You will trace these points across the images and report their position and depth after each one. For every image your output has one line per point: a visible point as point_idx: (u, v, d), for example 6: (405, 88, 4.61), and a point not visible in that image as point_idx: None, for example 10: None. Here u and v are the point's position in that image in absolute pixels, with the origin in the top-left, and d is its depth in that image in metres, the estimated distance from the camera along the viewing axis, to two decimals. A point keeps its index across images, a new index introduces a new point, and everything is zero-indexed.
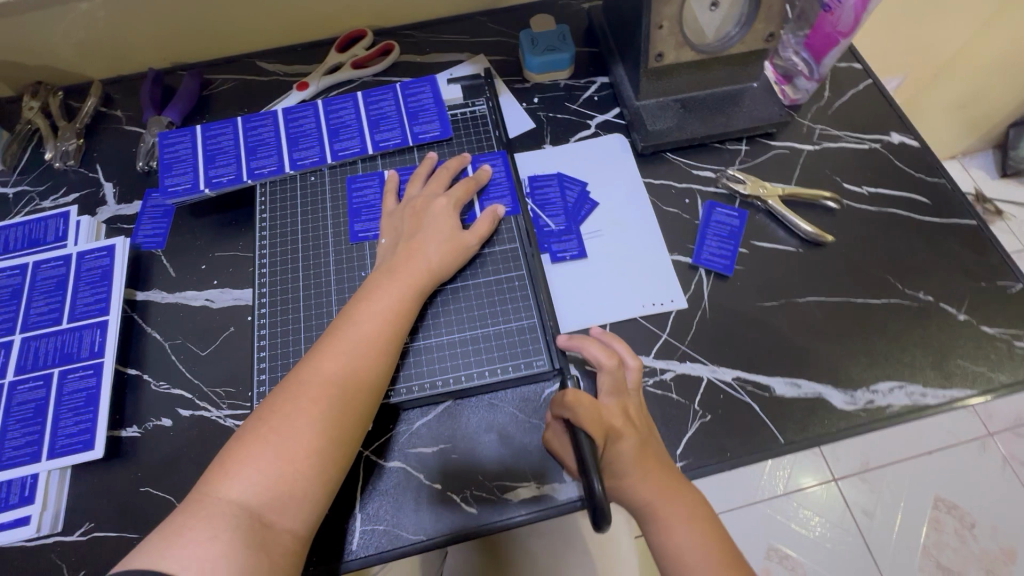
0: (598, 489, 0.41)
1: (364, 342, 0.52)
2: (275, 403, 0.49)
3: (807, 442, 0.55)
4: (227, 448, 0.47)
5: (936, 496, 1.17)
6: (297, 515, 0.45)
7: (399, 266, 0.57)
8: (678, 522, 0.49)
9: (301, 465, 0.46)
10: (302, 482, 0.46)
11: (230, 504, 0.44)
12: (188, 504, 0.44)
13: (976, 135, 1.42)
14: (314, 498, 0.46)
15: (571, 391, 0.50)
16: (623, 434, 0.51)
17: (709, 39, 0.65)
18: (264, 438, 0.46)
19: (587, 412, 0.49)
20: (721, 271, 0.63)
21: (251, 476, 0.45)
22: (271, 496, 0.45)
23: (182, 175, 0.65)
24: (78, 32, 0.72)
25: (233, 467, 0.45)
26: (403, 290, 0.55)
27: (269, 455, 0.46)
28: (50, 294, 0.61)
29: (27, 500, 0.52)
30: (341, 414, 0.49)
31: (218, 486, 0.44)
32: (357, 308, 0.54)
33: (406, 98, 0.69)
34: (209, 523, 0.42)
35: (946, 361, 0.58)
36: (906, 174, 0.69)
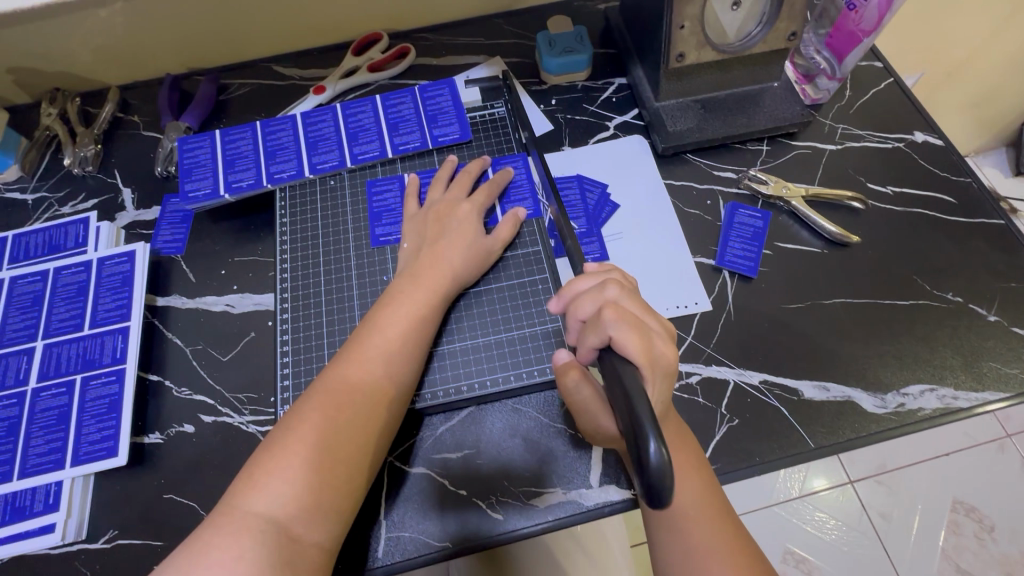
0: (656, 450, 0.34)
1: (390, 347, 0.52)
2: (300, 411, 0.48)
3: (837, 446, 0.54)
4: (255, 457, 0.46)
5: (955, 499, 1.16)
6: (324, 527, 0.45)
7: (422, 271, 0.56)
8: (686, 473, 0.48)
9: (327, 475, 0.46)
10: (329, 493, 0.45)
11: (256, 518, 0.43)
12: (216, 517, 0.43)
13: (990, 133, 1.41)
14: (341, 508, 0.46)
15: (608, 314, 0.44)
16: (666, 372, 0.45)
17: (731, 39, 0.65)
18: (291, 447, 0.46)
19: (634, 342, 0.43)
20: (745, 273, 0.62)
21: (278, 488, 0.44)
22: (299, 507, 0.44)
23: (202, 180, 0.65)
24: (96, 37, 0.72)
25: (261, 477, 0.45)
26: (427, 295, 0.55)
27: (296, 465, 0.45)
28: (71, 300, 0.61)
29: (51, 508, 0.52)
30: (368, 421, 0.49)
31: (246, 498, 0.44)
32: (382, 314, 0.54)
33: (424, 101, 0.69)
34: (237, 536, 0.42)
35: (977, 363, 0.57)
36: (931, 174, 0.68)
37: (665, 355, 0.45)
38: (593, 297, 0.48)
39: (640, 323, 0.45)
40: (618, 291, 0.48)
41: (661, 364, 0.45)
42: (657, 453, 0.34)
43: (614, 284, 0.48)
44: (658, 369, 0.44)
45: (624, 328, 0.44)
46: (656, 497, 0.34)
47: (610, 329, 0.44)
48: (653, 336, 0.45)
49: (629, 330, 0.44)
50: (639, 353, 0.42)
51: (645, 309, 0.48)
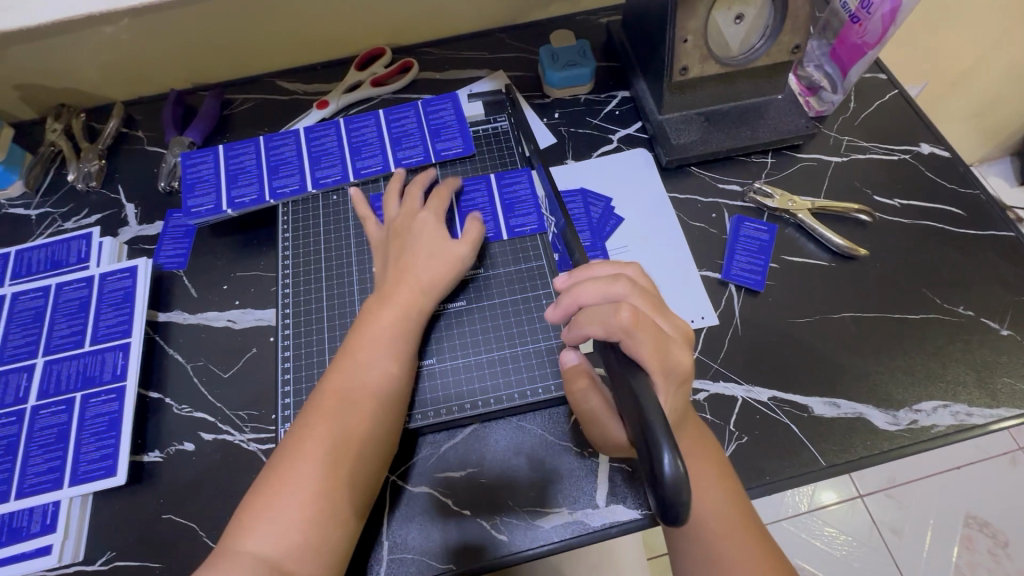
0: (674, 467, 0.33)
1: (367, 371, 0.51)
2: (283, 450, 0.48)
3: (849, 465, 0.53)
4: (246, 499, 0.46)
5: (968, 513, 1.13)
6: (318, 559, 0.44)
7: (393, 290, 0.55)
8: (709, 486, 0.46)
9: (315, 510, 0.45)
10: (320, 524, 0.45)
11: (251, 557, 0.43)
12: (214, 558, 0.43)
13: (995, 142, 1.40)
14: (334, 539, 0.45)
15: (623, 312, 0.43)
16: (681, 373, 0.45)
17: (734, 51, 0.65)
18: (277, 487, 0.45)
19: (648, 340, 0.43)
20: (752, 287, 0.62)
21: (269, 525, 0.44)
22: (291, 543, 0.43)
23: (204, 195, 0.65)
24: (102, 53, 0.73)
25: (253, 518, 0.44)
26: (397, 313, 0.54)
27: (283, 504, 0.45)
28: (72, 316, 0.60)
29: (49, 528, 0.51)
30: (353, 447, 0.48)
31: (241, 538, 0.44)
32: (358, 340, 0.53)
33: (427, 115, 0.69)
34: (232, 572, 0.42)
35: (991, 378, 0.56)
36: (939, 185, 0.67)
37: (681, 361, 0.45)
38: (601, 289, 0.46)
39: (653, 321, 0.45)
40: (628, 286, 0.47)
41: (675, 372, 0.44)
42: (671, 464, 0.33)
43: (624, 279, 0.47)
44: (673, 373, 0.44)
45: (637, 325, 0.43)
46: (671, 512, 0.33)
47: (622, 321, 0.43)
48: (667, 336, 0.45)
49: (643, 329, 0.43)
50: (649, 351, 0.42)
51: (657, 305, 0.47)
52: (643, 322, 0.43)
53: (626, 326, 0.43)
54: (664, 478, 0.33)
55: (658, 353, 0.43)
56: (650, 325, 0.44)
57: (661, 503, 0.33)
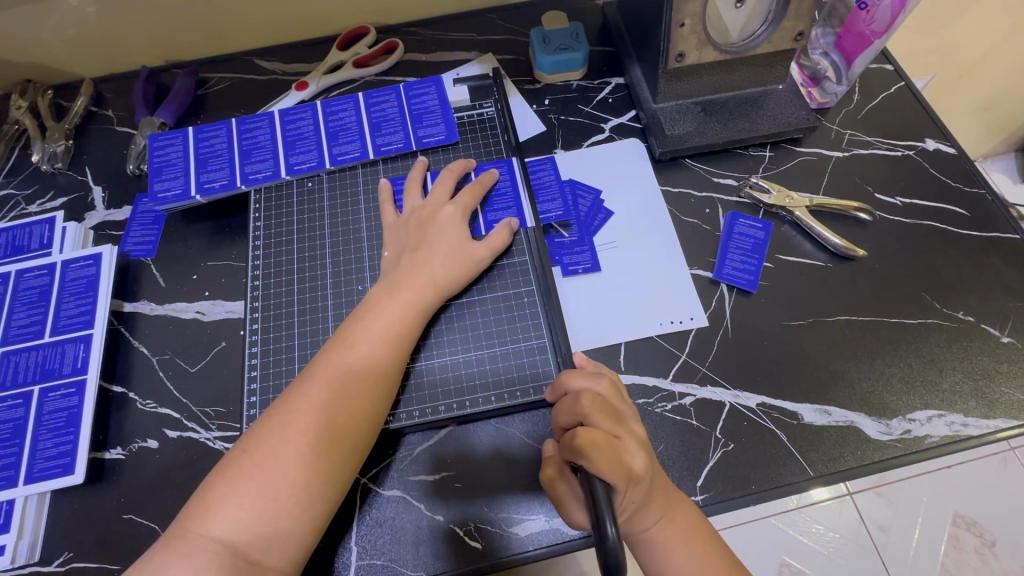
0: (613, 534, 0.35)
1: (360, 368, 0.48)
2: (261, 432, 0.45)
3: (838, 475, 0.51)
4: (211, 479, 0.44)
5: (956, 512, 1.12)
6: (282, 554, 0.42)
7: (402, 281, 0.53)
8: (676, 544, 0.45)
9: (287, 503, 0.43)
10: (288, 522, 0.43)
11: (211, 541, 0.41)
12: (172, 537, 0.42)
13: (1001, 137, 1.37)
14: (302, 536, 0.43)
15: (581, 435, 0.41)
16: (640, 480, 0.43)
17: (734, 38, 0.61)
18: (250, 473, 0.43)
19: (605, 457, 0.40)
20: (744, 287, 0.59)
21: (235, 512, 0.42)
22: (256, 533, 0.42)
23: (173, 179, 0.61)
24: (68, 27, 0.69)
25: (217, 501, 0.42)
26: (402, 306, 0.52)
27: (253, 491, 0.43)
28: (32, 305, 0.57)
29: (2, 528, 0.49)
30: (337, 445, 0.46)
31: (202, 521, 0.42)
32: (354, 328, 0.50)
33: (409, 99, 0.65)
34: (191, 563, 0.40)
35: (989, 387, 0.54)
36: (943, 184, 0.64)
37: (640, 468, 0.43)
38: (569, 408, 0.45)
39: (614, 441, 0.43)
40: (592, 402, 0.44)
41: (635, 478, 0.42)
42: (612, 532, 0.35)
43: (588, 393, 0.45)
44: (631, 483, 0.42)
45: (599, 451, 0.41)
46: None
47: (582, 453, 0.40)
48: (626, 449, 0.43)
49: (603, 451, 0.41)
50: (610, 472, 0.40)
51: (618, 419, 0.45)
52: (600, 438, 0.42)
53: (585, 457, 0.40)
54: (605, 544, 0.34)
55: (620, 468, 0.41)
56: (609, 440, 0.42)
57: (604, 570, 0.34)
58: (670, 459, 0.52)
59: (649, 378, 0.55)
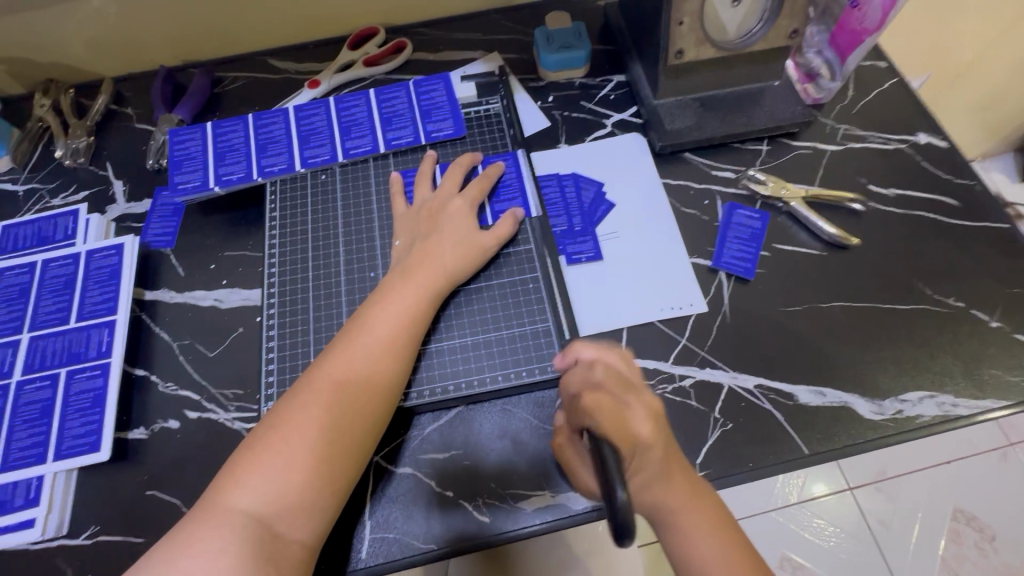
0: (624, 498, 0.35)
1: (376, 351, 0.51)
2: (284, 411, 0.48)
3: (832, 453, 0.53)
4: (236, 456, 0.46)
5: (955, 507, 1.14)
6: (305, 526, 0.44)
7: (415, 269, 0.55)
8: (699, 529, 0.46)
9: (310, 477, 0.45)
10: (311, 495, 0.45)
11: (238, 513, 0.43)
12: (200, 510, 0.44)
13: (998, 137, 1.39)
14: (323, 509, 0.46)
15: (588, 398, 0.46)
16: (649, 444, 0.45)
17: (731, 35, 0.64)
18: (274, 449, 0.45)
19: (608, 415, 0.44)
20: (742, 275, 0.61)
21: (260, 486, 0.44)
22: (281, 505, 0.44)
23: (192, 172, 0.64)
24: (90, 28, 0.72)
25: (243, 475, 0.45)
26: (415, 292, 0.54)
27: (277, 466, 0.45)
28: (58, 292, 0.60)
29: (32, 502, 0.51)
30: (355, 423, 0.48)
31: (229, 494, 0.44)
32: (371, 313, 0.53)
33: (419, 96, 0.68)
34: (218, 533, 0.42)
35: (979, 369, 0.56)
36: (935, 176, 0.67)
37: (646, 433, 0.45)
38: (581, 376, 0.50)
39: (620, 406, 0.46)
40: (602, 370, 0.49)
41: (644, 441, 0.45)
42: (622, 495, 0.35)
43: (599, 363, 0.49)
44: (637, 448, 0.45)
45: (604, 409, 0.45)
46: (622, 537, 0.35)
47: (588, 411, 0.44)
48: (633, 414, 0.46)
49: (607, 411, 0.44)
50: (615, 430, 0.43)
51: (628, 386, 0.48)
52: (606, 400, 0.46)
53: (591, 413, 0.44)
54: (616, 507, 0.35)
55: (624, 427, 0.44)
56: (615, 402, 0.46)
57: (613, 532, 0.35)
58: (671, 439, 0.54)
59: (650, 362, 0.58)
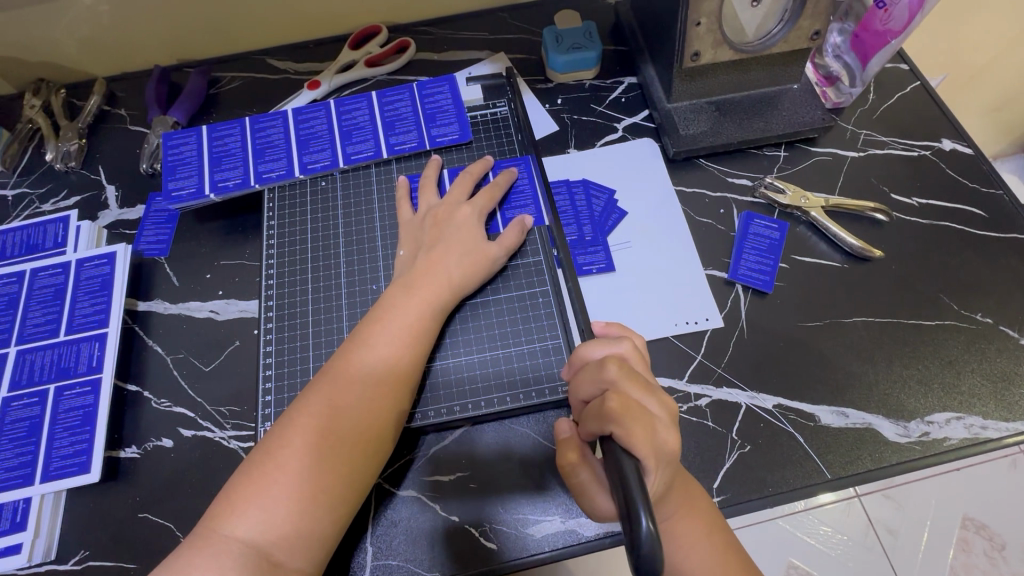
0: (647, 527, 0.31)
1: (379, 370, 0.48)
2: (282, 434, 0.45)
3: (855, 478, 0.51)
4: (233, 481, 0.44)
5: (965, 515, 1.12)
6: (304, 556, 0.42)
7: (419, 281, 0.53)
8: (697, 539, 0.44)
9: (309, 503, 0.43)
10: (311, 524, 0.43)
11: (234, 542, 0.41)
12: (196, 539, 0.42)
13: (1011, 138, 1.36)
14: (324, 538, 0.43)
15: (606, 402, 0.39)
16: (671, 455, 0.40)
17: (750, 37, 0.61)
18: (272, 475, 0.43)
19: (634, 424, 0.39)
20: (760, 288, 0.59)
21: (257, 515, 0.42)
22: (280, 534, 0.42)
23: (187, 178, 0.61)
24: (82, 26, 0.69)
25: (241, 503, 0.42)
26: (420, 307, 0.52)
27: (275, 493, 0.43)
28: (47, 304, 0.58)
29: (19, 526, 0.49)
30: (357, 447, 0.46)
31: (225, 523, 0.42)
32: (371, 329, 0.50)
33: (423, 98, 0.65)
34: (213, 565, 0.40)
35: (1008, 390, 0.53)
36: (960, 185, 0.64)
37: (667, 444, 0.40)
38: (592, 377, 0.44)
39: (643, 408, 0.41)
40: (619, 368, 0.43)
41: (666, 454, 0.40)
42: (647, 528, 0.31)
43: (615, 360, 0.43)
44: (661, 458, 0.40)
45: (627, 418, 0.39)
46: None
47: (612, 419, 0.39)
48: (657, 422, 0.41)
49: (630, 420, 0.39)
50: (639, 441, 0.38)
51: (646, 386, 0.43)
52: (628, 406, 0.40)
53: (615, 423, 0.39)
54: (638, 541, 0.31)
55: (648, 438, 0.39)
56: (636, 408, 0.41)
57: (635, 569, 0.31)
58: (686, 461, 0.52)
59: (664, 379, 0.55)
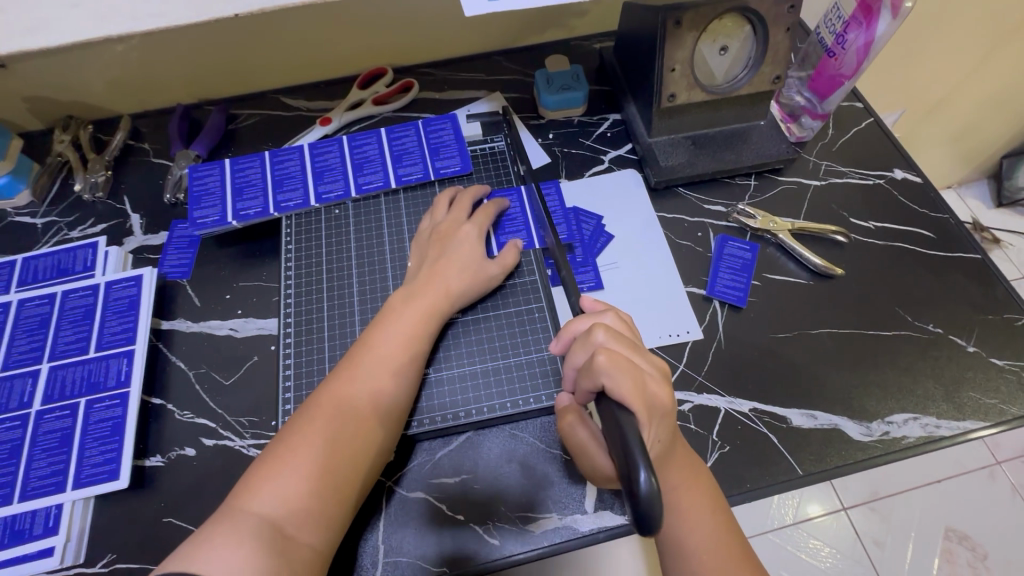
0: (645, 479, 0.33)
1: (381, 365, 0.53)
2: (299, 423, 0.50)
3: (825, 474, 0.56)
4: (254, 467, 0.48)
5: (947, 526, 1.16)
6: (315, 529, 0.46)
7: (419, 288, 0.59)
8: (694, 509, 0.47)
9: (318, 483, 0.47)
10: (319, 500, 0.46)
11: (253, 516, 0.44)
12: (219, 516, 0.45)
13: (973, 165, 1.46)
14: (332, 515, 0.47)
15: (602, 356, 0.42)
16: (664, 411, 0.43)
17: (719, 81, 0.69)
18: (284, 457, 0.47)
19: (628, 379, 0.41)
20: (735, 303, 0.65)
21: (274, 492, 0.46)
22: (293, 510, 0.45)
23: (210, 208, 0.67)
24: (113, 68, 0.75)
25: (259, 482, 0.46)
26: (421, 310, 0.57)
27: (289, 475, 0.47)
28: (78, 323, 0.62)
29: (51, 531, 0.52)
30: (360, 434, 0.50)
31: (248, 499, 0.45)
32: (377, 330, 0.56)
33: (427, 134, 0.72)
34: (235, 531, 0.43)
35: (959, 393, 0.59)
36: (911, 210, 0.71)
37: (662, 397, 0.43)
38: (583, 344, 0.46)
39: (634, 364, 0.43)
40: (606, 333, 0.46)
41: (660, 408, 0.42)
42: (644, 479, 0.33)
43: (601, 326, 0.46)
44: (655, 412, 0.42)
45: (618, 373, 0.41)
46: (646, 526, 0.33)
47: (605, 374, 0.41)
48: (648, 377, 0.43)
49: (625, 375, 0.41)
50: (633, 397, 0.40)
51: (635, 347, 0.46)
52: (619, 360, 0.42)
53: (606, 378, 0.41)
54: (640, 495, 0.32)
55: (642, 395, 0.41)
56: (626, 362, 0.43)
57: (636, 518, 0.33)
58: None
59: None
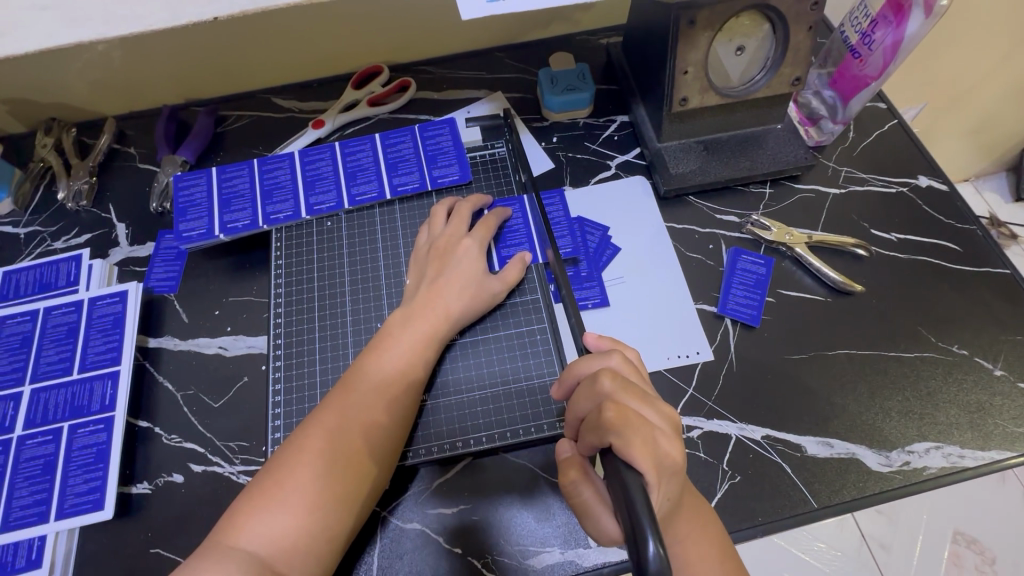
0: (654, 552, 0.29)
1: (375, 393, 0.51)
2: (288, 452, 0.48)
3: (841, 506, 0.53)
4: (240, 499, 0.46)
5: (956, 530, 1.09)
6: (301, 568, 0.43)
7: (418, 310, 0.56)
8: (704, 559, 0.44)
9: (307, 519, 0.44)
10: (307, 538, 0.44)
11: (237, 553, 0.42)
12: (202, 551, 0.43)
13: (993, 157, 1.40)
14: (320, 553, 0.44)
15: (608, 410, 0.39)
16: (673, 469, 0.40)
17: (735, 82, 0.64)
18: (273, 490, 0.45)
19: (637, 436, 0.38)
20: (748, 322, 0.61)
21: (261, 528, 0.43)
22: (279, 548, 0.43)
23: (197, 220, 0.64)
24: (95, 69, 0.72)
25: (246, 517, 0.44)
26: (421, 334, 0.55)
27: (277, 510, 0.44)
28: (61, 342, 0.59)
29: (34, 563, 0.50)
30: (354, 467, 0.47)
31: (233, 535, 0.43)
32: (374, 355, 0.53)
33: (424, 140, 0.68)
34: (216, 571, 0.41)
35: (985, 421, 0.56)
36: (936, 220, 0.67)
37: (673, 453, 0.40)
38: (589, 393, 0.44)
39: (643, 419, 0.40)
40: (613, 381, 0.43)
41: (669, 466, 0.40)
42: (654, 552, 0.30)
43: (607, 373, 0.44)
44: (663, 472, 0.39)
45: (626, 430, 0.39)
46: None
47: (611, 430, 0.39)
48: (657, 432, 0.40)
49: (633, 432, 0.38)
50: (643, 456, 0.37)
51: (646, 398, 0.43)
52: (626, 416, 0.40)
53: (614, 434, 0.38)
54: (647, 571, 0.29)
55: (651, 453, 0.38)
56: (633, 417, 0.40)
57: None
58: None
59: None
